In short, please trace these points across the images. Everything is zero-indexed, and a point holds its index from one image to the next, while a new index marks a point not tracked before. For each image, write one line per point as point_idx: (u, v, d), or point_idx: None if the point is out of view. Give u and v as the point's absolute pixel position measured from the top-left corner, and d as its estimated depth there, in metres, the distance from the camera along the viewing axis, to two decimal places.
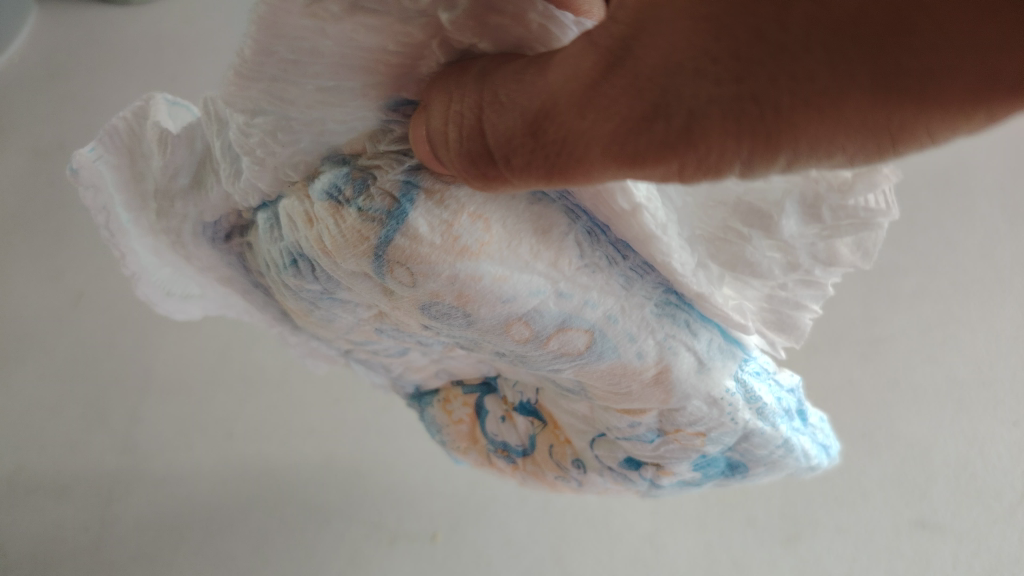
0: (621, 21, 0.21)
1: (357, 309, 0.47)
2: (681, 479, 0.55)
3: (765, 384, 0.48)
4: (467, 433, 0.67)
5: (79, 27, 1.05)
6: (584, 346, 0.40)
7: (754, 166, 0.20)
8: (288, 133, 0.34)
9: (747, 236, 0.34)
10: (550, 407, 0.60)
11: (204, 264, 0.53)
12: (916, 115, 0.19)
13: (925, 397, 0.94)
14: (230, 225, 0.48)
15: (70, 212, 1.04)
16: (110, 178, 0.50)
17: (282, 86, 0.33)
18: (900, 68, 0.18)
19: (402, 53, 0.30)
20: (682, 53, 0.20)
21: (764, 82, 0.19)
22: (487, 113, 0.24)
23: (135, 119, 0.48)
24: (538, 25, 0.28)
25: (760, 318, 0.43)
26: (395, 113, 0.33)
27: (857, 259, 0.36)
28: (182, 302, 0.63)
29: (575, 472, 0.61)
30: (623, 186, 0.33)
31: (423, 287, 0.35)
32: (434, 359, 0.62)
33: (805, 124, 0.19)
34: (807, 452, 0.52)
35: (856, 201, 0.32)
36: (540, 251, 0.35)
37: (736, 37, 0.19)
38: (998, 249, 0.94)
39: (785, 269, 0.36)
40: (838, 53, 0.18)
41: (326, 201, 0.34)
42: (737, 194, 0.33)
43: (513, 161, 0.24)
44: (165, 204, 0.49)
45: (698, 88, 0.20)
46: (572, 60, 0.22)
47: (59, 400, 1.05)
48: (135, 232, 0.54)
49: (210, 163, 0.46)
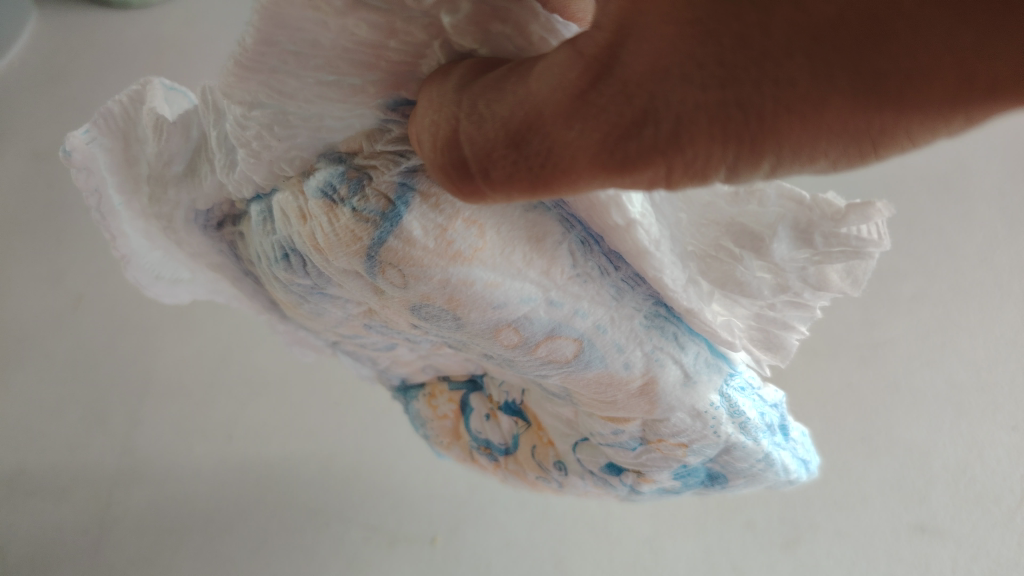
0: (604, 29, 0.21)
1: (347, 305, 0.47)
2: (661, 487, 0.54)
3: (750, 399, 0.48)
4: (451, 429, 0.67)
5: (76, 28, 1.07)
6: (573, 355, 0.40)
7: (739, 172, 0.21)
8: (286, 127, 0.35)
9: (739, 255, 0.34)
10: (535, 408, 0.60)
11: (196, 250, 0.53)
12: (896, 120, 0.19)
13: (925, 402, 0.94)
14: (223, 214, 0.48)
15: (68, 214, 1.07)
16: (103, 162, 0.51)
17: (281, 78, 0.32)
18: (879, 71, 0.18)
19: (404, 51, 0.30)
20: (668, 58, 0.20)
21: (748, 89, 0.19)
22: (466, 125, 0.25)
23: (131, 104, 0.49)
24: (539, 37, 0.28)
25: (748, 334, 0.43)
26: (394, 113, 0.33)
27: (846, 285, 0.36)
28: (172, 287, 0.64)
29: (556, 474, 0.60)
30: (619, 201, 0.33)
31: (415, 289, 0.35)
32: (421, 354, 0.62)
33: (788, 130, 0.19)
34: (788, 467, 0.51)
35: (849, 230, 0.31)
36: (532, 259, 0.35)
37: (720, 43, 0.19)
38: (997, 254, 0.94)
39: (775, 290, 0.36)
40: (818, 59, 0.18)
41: (321, 199, 0.34)
42: (731, 214, 0.33)
43: (492, 174, 0.24)
44: (159, 190, 0.49)
45: (684, 93, 0.20)
46: (559, 70, 0.23)
47: (59, 401, 1.06)
48: (125, 215, 0.55)
49: (203, 151, 0.46)
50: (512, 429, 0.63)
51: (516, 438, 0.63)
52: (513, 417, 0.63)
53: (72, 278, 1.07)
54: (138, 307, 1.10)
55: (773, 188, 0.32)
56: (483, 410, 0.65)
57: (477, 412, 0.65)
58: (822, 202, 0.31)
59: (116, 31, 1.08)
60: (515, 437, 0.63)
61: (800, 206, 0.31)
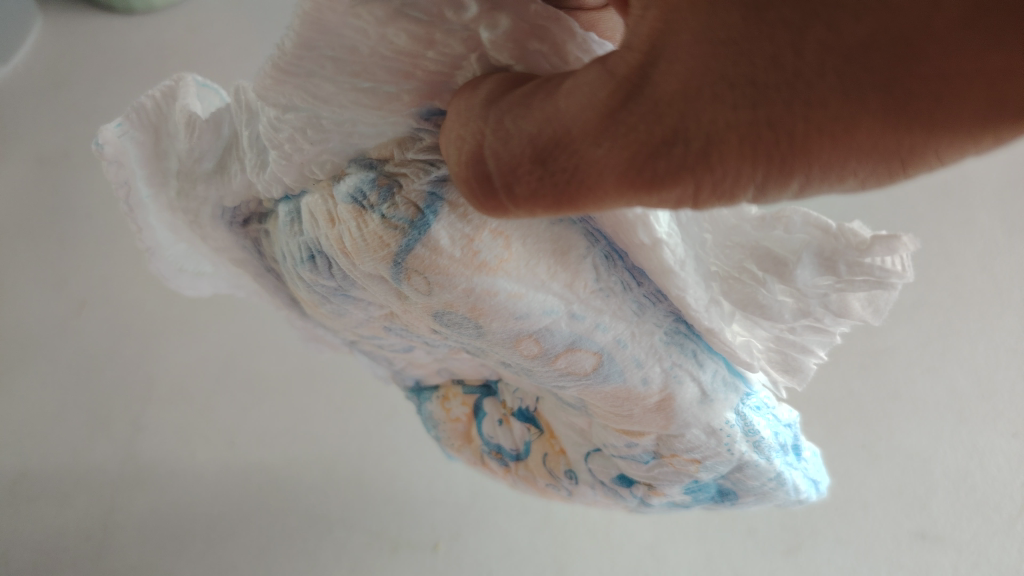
0: (635, 48, 0.22)
1: (368, 307, 0.48)
2: (671, 500, 0.55)
3: (765, 418, 0.48)
4: (463, 432, 0.68)
5: (80, 34, 1.09)
6: (591, 368, 0.41)
7: (768, 191, 0.21)
8: (318, 130, 0.35)
9: (761, 279, 0.35)
10: (549, 417, 0.60)
11: (219, 245, 0.55)
12: (928, 139, 0.20)
13: (926, 408, 0.94)
14: (249, 212, 0.50)
15: (73, 218, 1.08)
16: (133, 154, 0.52)
17: (317, 82, 0.33)
18: (910, 92, 0.19)
19: (440, 60, 0.31)
20: (700, 78, 0.21)
21: (779, 109, 0.20)
22: (491, 140, 0.26)
23: (163, 99, 0.51)
24: (576, 57, 0.29)
25: (766, 358, 0.43)
26: (426, 122, 0.33)
27: (866, 314, 0.36)
28: (195, 279, 0.65)
29: (566, 482, 0.61)
30: (645, 221, 0.34)
31: (439, 296, 0.36)
32: (438, 358, 0.62)
33: (818, 150, 0.20)
34: (798, 487, 0.51)
35: (873, 260, 0.31)
36: (557, 272, 0.36)
37: (753, 63, 0.20)
38: (997, 262, 0.95)
39: (797, 315, 0.36)
40: (849, 80, 0.19)
41: (350, 204, 0.35)
42: (756, 238, 0.34)
43: (516, 189, 0.25)
44: (188, 186, 0.52)
45: (715, 113, 0.21)
46: (588, 89, 0.24)
47: (63, 407, 1.07)
48: (152, 208, 0.56)
49: (233, 150, 0.48)
50: (524, 435, 0.63)
51: (526, 445, 0.63)
52: (524, 423, 0.63)
53: (75, 282, 1.08)
54: (141, 312, 1.09)
55: (800, 215, 0.33)
56: (496, 415, 0.65)
57: (490, 416, 0.65)
58: (847, 232, 0.32)
59: (122, 36, 1.10)
60: (526, 443, 0.63)
61: (825, 234, 0.32)
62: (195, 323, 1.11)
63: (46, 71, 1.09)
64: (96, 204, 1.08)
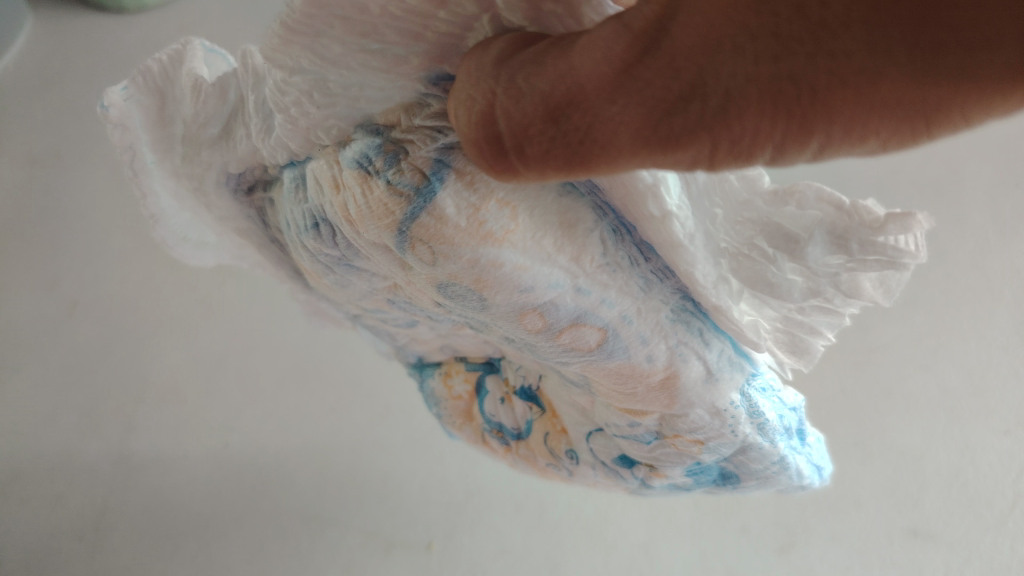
0: (654, 3, 0.22)
1: (372, 279, 0.48)
2: (672, 482, 0.56)
3: (770, 400, 0.48)
4: (464, 410, 0.69)
5: (74, 36, 1.09)
6: (596, 343, 0.40)
7: (787, 152, 0.20)
8: (326, 93, 0.35)
9: (772, 256, 0.34)
10: (550, 396, 0.61)
11: (223, 214, 0.56)
12: (953, 95, 0.18)
13: (918, 405, 0.95)
14: (256, 179, 0.51)
15: (66, 221, 1.08)
16: (138, 119, 0.52)
17: (326, 42, 0.32)
18: (939, 43, 0.18)
19: (453, 23, 0.30)
20: (720, 29, 0.20)
21: (802, 61, 0.19)
22: (504, 99, 0.25)
23: (171, 62, 0.50)
24: (590, 20, 0.28)
25: (773, 338, 0.43)
26: (435, 88, 0.33)
27: (877, 294, 0.36)
28: (197, 249, 0.66)
29: (567, 462, 0.62)
30: (655, 193, 0.33)
31: (443, 267, 0.35)
32: (440, 334, 0.63)
33: (842, 106, 0.19)
34: (802, 471, 0.53)
35: (886, 238, 0.31)
36: (563, 245, 0.36)
37: (776, 14, 0.19)
38: (989, 258, 0.95)
39: (806, 294, 0.36)
40: (877, 29, 0.18)
41: (355, 169, 0.35)
42: (766, 213, 0.34)
43: (528, 150, 0.24)
44: (193, 151, 0.52)
45: (737, 66, 0.19)
46: (603, 43, 0.22)
47: (55, 408, 1.06)
48: (157, 173, 0.56)
49: (241, 114, 0.48)
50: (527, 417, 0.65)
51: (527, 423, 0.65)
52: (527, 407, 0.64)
53: (67, 283, 1.08)
54: (133, 311, 1.09)
55: (812, 190, 0.32)
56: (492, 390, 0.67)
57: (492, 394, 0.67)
58: (861, 209, 0.31)
59: (118, 36, 1.09)
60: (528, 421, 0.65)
61: (838, 210, 0.31)
62: (185, 322, 1.10)
63: (38, 69, 1.09)
64: (91, 206, 1.09)
